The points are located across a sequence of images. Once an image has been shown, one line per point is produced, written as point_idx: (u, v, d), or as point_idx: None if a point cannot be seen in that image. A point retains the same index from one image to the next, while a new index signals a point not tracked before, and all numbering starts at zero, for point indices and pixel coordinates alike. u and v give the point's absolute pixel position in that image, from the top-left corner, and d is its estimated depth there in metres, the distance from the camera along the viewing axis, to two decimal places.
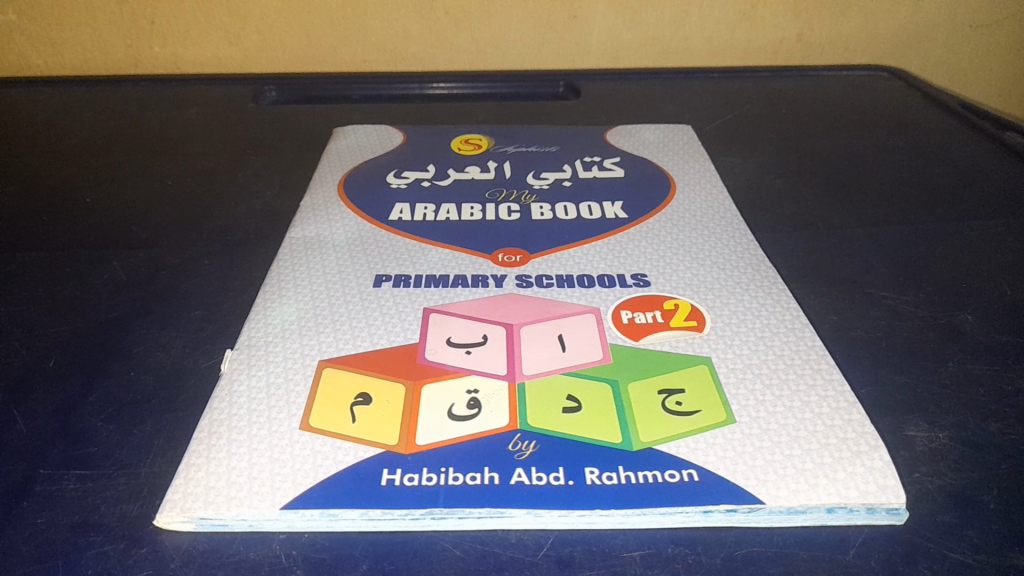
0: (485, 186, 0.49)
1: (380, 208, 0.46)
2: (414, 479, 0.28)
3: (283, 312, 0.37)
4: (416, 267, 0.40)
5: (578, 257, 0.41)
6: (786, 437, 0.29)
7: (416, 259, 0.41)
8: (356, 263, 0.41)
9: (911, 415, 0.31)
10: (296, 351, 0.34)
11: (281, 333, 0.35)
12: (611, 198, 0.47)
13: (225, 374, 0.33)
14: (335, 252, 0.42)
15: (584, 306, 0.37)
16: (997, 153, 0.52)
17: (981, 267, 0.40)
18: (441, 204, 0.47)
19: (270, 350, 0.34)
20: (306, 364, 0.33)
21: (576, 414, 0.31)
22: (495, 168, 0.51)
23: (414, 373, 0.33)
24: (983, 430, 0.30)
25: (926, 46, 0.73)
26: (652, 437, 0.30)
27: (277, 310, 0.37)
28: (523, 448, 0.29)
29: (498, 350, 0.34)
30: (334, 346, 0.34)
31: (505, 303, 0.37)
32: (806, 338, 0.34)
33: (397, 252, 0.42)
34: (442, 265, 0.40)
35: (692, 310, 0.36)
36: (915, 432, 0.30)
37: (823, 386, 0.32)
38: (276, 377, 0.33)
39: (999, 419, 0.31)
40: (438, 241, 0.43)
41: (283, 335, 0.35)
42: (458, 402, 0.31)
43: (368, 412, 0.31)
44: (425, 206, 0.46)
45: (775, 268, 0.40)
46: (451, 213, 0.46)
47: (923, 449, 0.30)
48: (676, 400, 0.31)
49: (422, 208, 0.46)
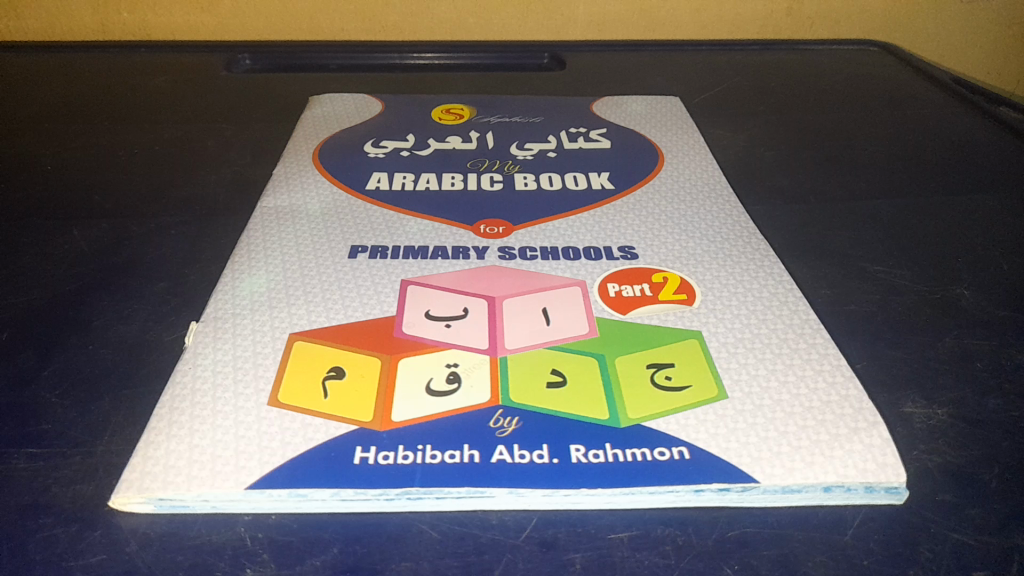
0: (467, 156, 0.47)
1: (356, 177, 0.44)
2: (388, 457, 0.26)
3: (252, 283, 0.35)
4: (394, 238, 0.38)
5: (563, 229, 0.39)
6: (781, 414, 0.28)
7: (393, 230, 0.39)
8: (330, 233, 0.39)
9: (908, 391, 0.30)
10: (265, 323, 0.32)
11: (250, 305, 0.33)
12: (598, 169, 0.45)
13: (188, 348, 0.31)
14: (308, 222, 0.40)
15: (569, 278, 0.35)
16: (991, 128, 0.51)
17: (977, 240, 0.39)
18: (421, 174, 0.45)
19: (237, 322, 0.32)
20: (276, 337, 0.32)
21: (561, 389, 0.29)
22: (477, 138, 0.49)
23: (390, 347, 0.31)
24: (984, 406, 0.29)
25: (916, 23, 0.72)
26: (640, 413, 0.28)
27: (246, 281, 0.35)
28: (505, 424, 0.28)
29: (479, 323, 0.33)
30: (305, 319, 0.33)
31: (487, 275, 0.36)
32: (800, 312, 0.33)
33: (374, 222, 0.40)
34: (421, 236, 0.39)
35: (682, 283, 0.35)
36: (913, 408, 0.29)
37: (818, 361, 0.30)
38: (243, 351, 0.31)
39: (998, 395, 0.30)
40: (417, 211, 0.41)
41: (252, 307, 0.33)
42: (436, 377, 0.30)
43: (341, 387, 0.29)
44: (404, 175, 0.44)
45: (767, 240, 0.39)
46: (430, 182, 0.44)
47: (922, 426, 0.28)
48: (666, 375, 0.30)
49: (400, 178, 0.44)
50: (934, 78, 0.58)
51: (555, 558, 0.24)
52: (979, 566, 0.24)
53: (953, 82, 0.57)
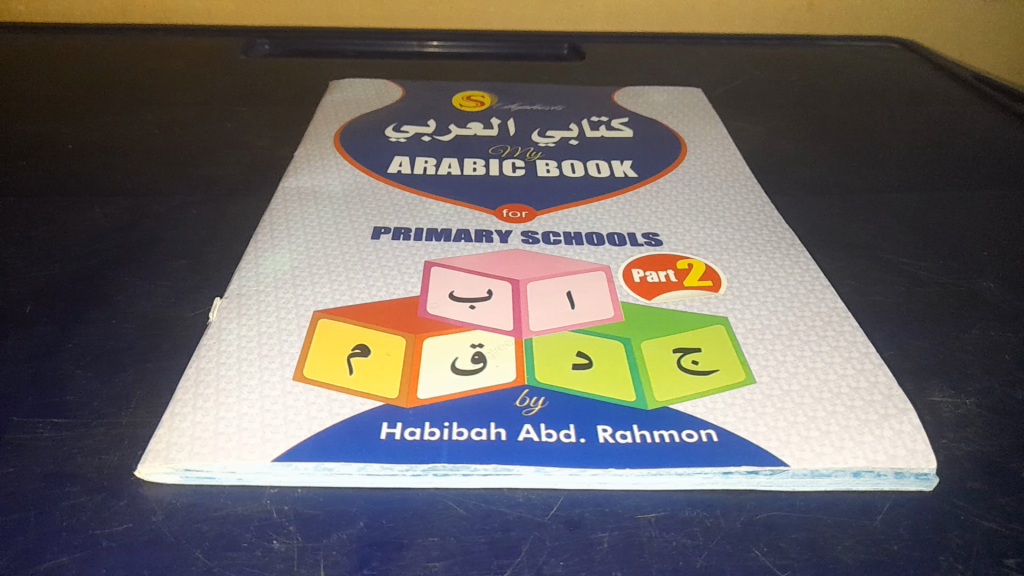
0: (488, 142, 0.47)
1: (378, 160, 0.44)
2: (415, 434, 0.26)
3: (275, 261, 0.35)
4: (416, 219, 0.38)
5: (585, 215, 0.39)
6: (810, 399, 0.28)
7: (416, 212, 0.39)
8: (352, 214, 0.39)
9: (935, 380, 0.30)
10: (289, 300, 0.32)
11: (274, 282, 0.33)
12: (620, 157, 0.45)
13: (212, 322, 0.31)
14: (331, 202, 0.40)
15: (593, 263, 0.35)
16: (1014, 124, 0.50)
17: (1002, 234, 0.39)
18: (442, 159, 0.45)
19: (261, 299, 0.32)
20: (300, 314, 0.31)
21: (586, 371, 0.29)
22: (498, 124, 0.49)
23: (415, 326, 0.31)
24: (1012, 396, 0.29)
25: (933, 23, 0.72)
26: (666, 396, 0.28)
27: (269, 259, 0.35)
28: (532, 404, 0.28)
29: (503, 305, 0.32)
30: (329, 296, 0.33)
31: (511, 259, 0.36)
32: (828, 300, 0.33)
33: (396, 204, 0.40)
34: (444, 219, 0.39)
35: (707, 270, 0.35)
36: (941, 398, 0.29)
37: (847, 348, 0.30)
38: (267, 327, 0.31)
39: None
40: (439, 194, 0.41)
41: (276, 284, 0.33)
42: (461, 356, 0.30)
43: (366, 364, 0.29)
44: (426, 159, 0.44)
45: (791, 229, 0.38)
46: (452, 167, 0.44)
47: (950, 415, 0.28)
48: (692, 359, 0.30)
49: (422, 162, 0.44)
50: (956, 75, 0.58)
51: (582, 536, 0.24)
52: (1009, 553, 0.24)
53: (974, 79, 0.57)
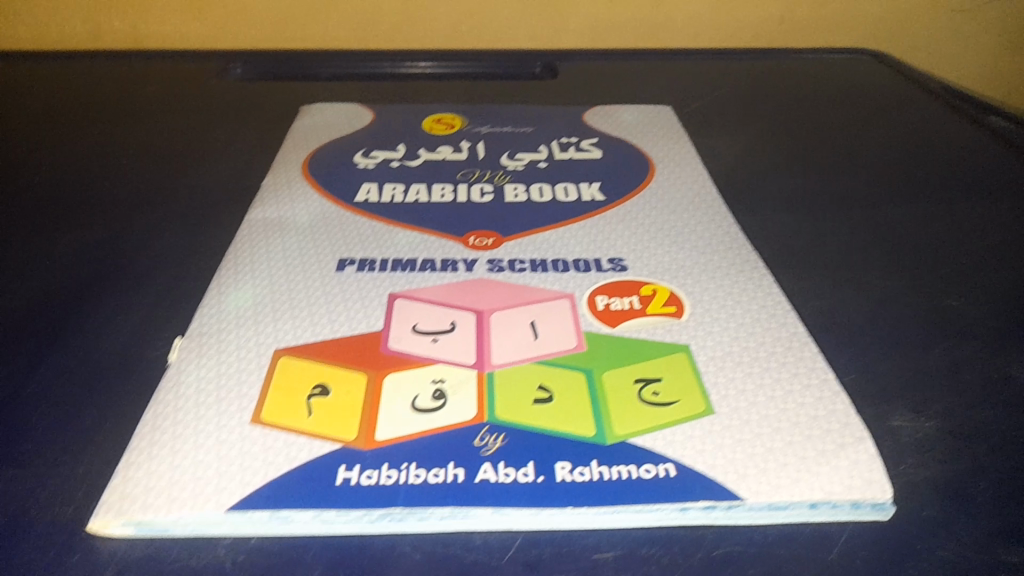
0: (457, 166, 0.47)
1: (345, 188, 0.44)
2: (372, 477, 0.26)
3: (238, 298, 0.35)
4: (382, 249, 0.38)
5: (552, 241, 0.39)
6: (768, 429, 0.28)
7: (381, 242, 0.39)
8: (317, 246, 0.38)
9: (896, 403, 0.30)
10: (251, 339, 0.32)
11: (236, 320, 0.33)
12: (588, 180, 0.45)
13: (172, 364, 0.31)
14: (296, 233, 0.39)
15: (558, 291, 0.35)
16: (983, 136, 0.51)
17: (967, 249, 0.39)
18: (410, 185, 0.45)
19: (223, 338, 0.32)
20: (261, 353, 0.31)
21: (547, 406, 0.29)
22: (468, 148, 0.49)
23: (376, 364, 0.31)
24: (971, 417, 0.29)
25: (906, 32, 0.72)
26: (626, 429, 0.28)
27: (232, 296, 0.35)
28: (491, 442, 0.28)
29: (466, 338, 0.32)
30: (290, 333, 0.32)
31: (476, 289, 0.35)
32: (789, 326, 0.33)
33: (362, 234, 0.40)
34: (410, 248, 0.38)
35: (670, 295, 0.35)
36: (901, 421, 0.29)
37: (806, 376, 0.30)
38: (227, 367, 0.31)
39: (988, 409, 0.30)
40: (406, 222, 0.41)
41: (238, 322, 0.33)
42: (422, 394, 0.30)
43: (325, 404, 0.29)
44: (394, 186, 0.44)
45: (756, 251, 0.39)
46: (420, 194, 0.43)
47: (909, 439, 0.28)
48: (653, 390, 0.30)
49: (390, 189, 0.44)
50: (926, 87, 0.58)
51: None
52: None
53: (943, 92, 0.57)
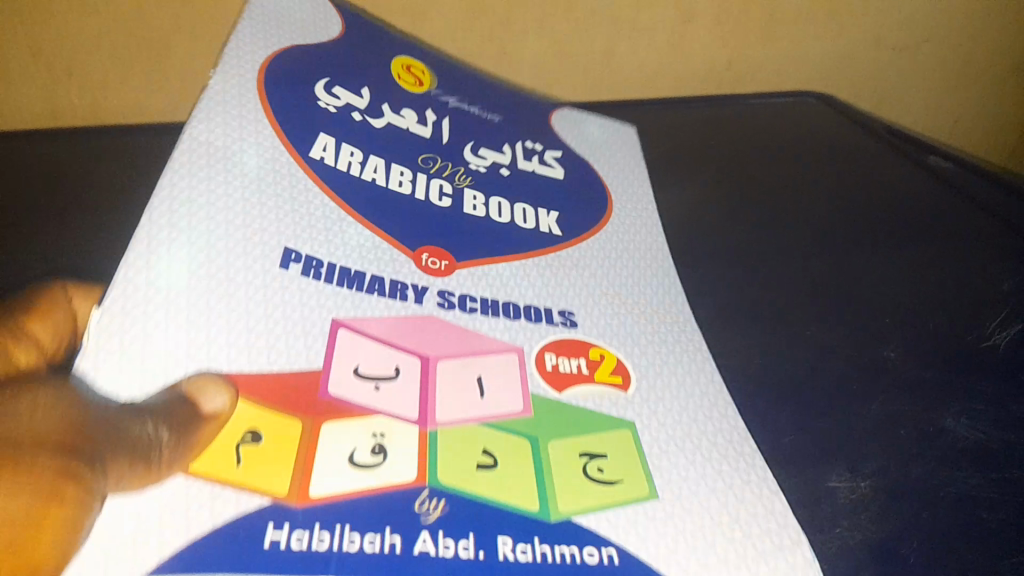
0: (419, 146, 0.43)
1: (303, 127, 0.39)
2: (303, 539, 0.24)
3: (168, 264, 0.30)
4: (331, 249, 0.35)
5: (505, 276, 0.38)
6: (710, 522, 0.28)
7: (332, 232, 0.36)
8: (267, 208, 0.35)
9: (832, 464, 0.32)
10: (179, 332, 0.29)
11: (166, 299, 0.29)
12: (547, 207, 0.44)
13: (85, 355, 0.27)
14: (241, 186, 0.35)
15: (507, 343, 0.35)
16: (931, 183, 0.53)
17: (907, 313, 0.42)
18: (369, 156, 0.40)
19: (147, 321, 0.28)
20: (191, 355, 0.28)
21: (489, 472, 0.28)
22: (434, 122, 0.45)
23: (312, 408, 0.29)
24: (908, 474, 0.32)
25: (895, 76, 0.64)
26: (570, 507, 0.27)
27: (163, 258, 0.30)
28: (431, 509, 0.26)
29: (411, 388, 0.31)
30: (223, 334, 0.29)
31: (424, 327, 0.34)
32: (729, 415, 0.33)
33: (313, 212, 0.36)
34: (362, 251, 0.36)
35: (617, 364, 0.35)
36: (838, 481, 0.32)
37: (745, 472, 0.30)
38: (152, 366, 0.27)
39: (909, 517, 0.31)
40: (361, 210, 0.38)
41: (167, 303, 0.29)
42: (360, 448, 0.28)
43: (256, 454, 0.27)
44: (351, 150, 0.40)
45: (697, 326, 0.39)
46: (377, 175, 0.40)
47: (846, 500, 0.31)
48: (598, 467, 0.29)
49: (347, 154, 0.40)
50: (873, 132, 0.59)
51: None
52: None
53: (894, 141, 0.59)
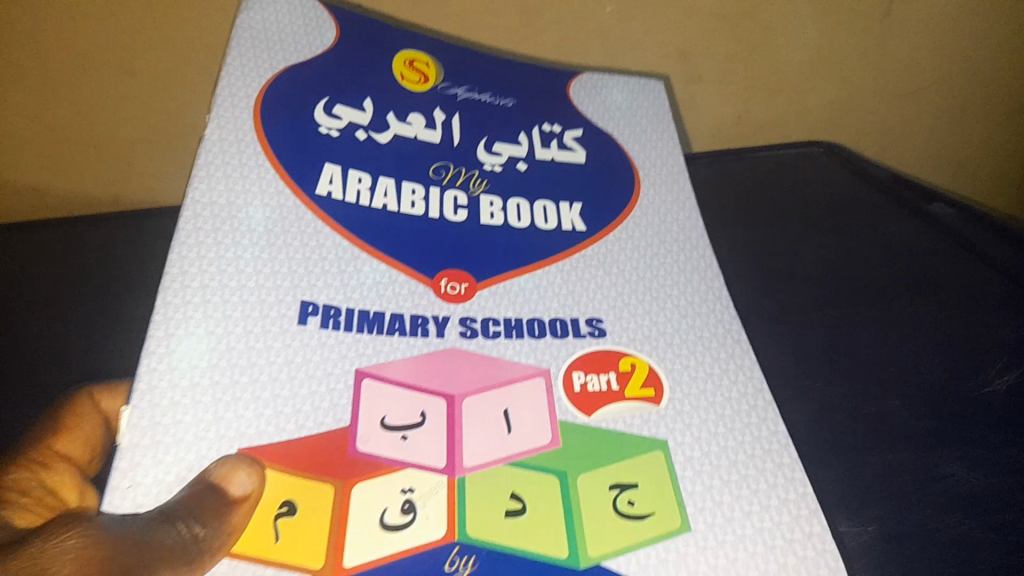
0: (431, 155, 0.42)
1: (309, 164, 0.39)
2: None
3: (190, 349, 0.31)
4: (347, 293, 0.35)
5: (527, 288, 0.38)
6: (743, 554, 0.28)
7: (347, 275, 0.36)
8: (282, 265, 0.35)
9: (840, 510, 0.32)
10: (207, 415, 0.30)
11: (191, 383, 0.30)
12: (569, 199, 0.43)
13: (121, 454, 0.28)
14: (252, 241, 0.35)
15: (533, 367, 0.34)
16: (936, 239, 0.47)
17: (907, 351, 0.39)
18: (379, 179, 0.40)
19: (175, 409, 0.30)
20: (218, 433, 0.29)
21: (519, 519, 0.28)
22: (443, 123, 0.44)
23: (341, 470, 0.29)
24: (907, 519, 0.32)
25: (909, 126, 0.57)
26: (600, 551, 0.28)
27: (184, 344, 0.31)
28: (462, 568, 0.27)
29: (437, 433, 0.31)
30: (247, 407, 0.30)
31: (446, 363, 0.34)
32: (766, 421, 0.32)
33: (327, 255, 0.36)
34: (379, 289, 0.36)
35: (649, 373, 0.34)
36: (846, 527, 0.31)
37: (783, 487, 0.30)
38: (184, 452, 0.29)
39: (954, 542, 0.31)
40: (375, 243, 0.38)
41: (192, 387, 0.30)
42: (391, 507, 0.28)
43: (292, 527, 0.28)
44: (361, 177, 0.40)
45: (735, 315, 0.37)
46: (389, 199, 0.40)
47: (853, 544, 0.31)
48: (629, 500, 0.29)
49: (356, 183, 0.39)
50: (872, 179, 0.52)
51: None
52: None
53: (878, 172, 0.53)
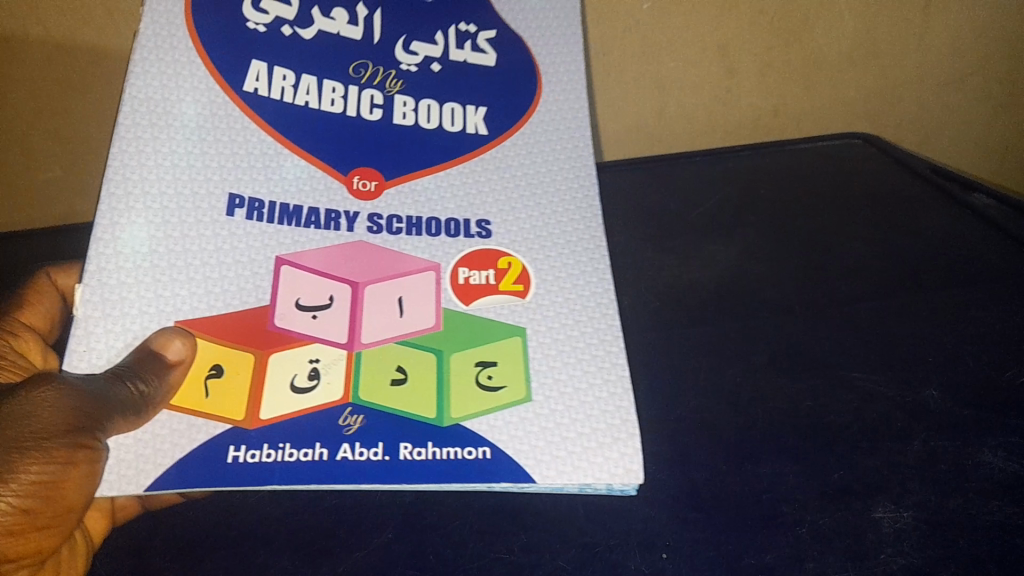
0: (353, 51, 0.45)
1: (234, 60, 0.42)
2: (255, 455, 0.34)
3: (132, 236, 0.37)
4: (270, 187, 0.41)
5: (430, 189, 0.44)
6: (567, 421, 0.37)
7: (269, 171, 0.41)
8: (211, 161, 0.40)
9: (878, 495, 0.35)
10: (149, 295, 0.36)
11: (135, 266, 0.37)
12: (476, 103, 0.47)
13: (79, 324, 0.35)
14: (182, 135, 0.40)
15: (426, 262, 0.41)
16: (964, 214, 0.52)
17: (899, 335, 0.43)
18: (301, 76, 0.44)
19: (122, 287, 0.36)
20: (160, 309, 0.36)
21: (402, 387, 0.36)
22: (365, 20, 0.47)
23: (261, 342, 0.36)
24: (942, 506, 0.34)
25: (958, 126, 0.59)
26: (461, 413, 0.36)
27: (127, 231, 0.37)
28: (352, 422, 0.35)
29: (341, 314, 0.38)
30: (183, 288, 0.37)
31: (354, 255, 0.40)
32: (609, 317, 0.40)
33: (251, 149, 0.41)
34: (297, 185, 0.41)
35: (522, 272, 0.41)
36: (883, 513, 0.34)
37: (607, 371, 0.38)
38: (132, 325, 0.36)
39: (755, 423, 0.38)
40: (294, 140, 0.42)
41: (137, 270, 0.37)
42: (299, 373, 0.36)
43: (220, 386, 0.35)
44: (283, 73, 0.43)
45: (602, 224, 0.44)
46: (310, 96, 0.44)
47: (888, 530, 0.34)
48: (488, 374, 0.37)
49: (279, 79, 0.43)
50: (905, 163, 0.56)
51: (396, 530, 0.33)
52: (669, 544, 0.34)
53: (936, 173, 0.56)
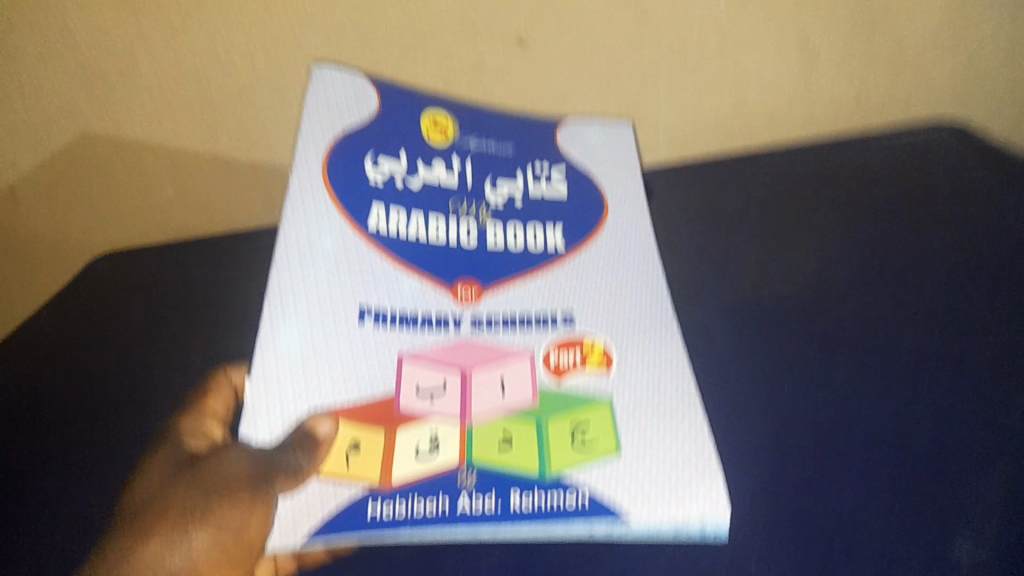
0: (450, 193, 0.56)
1: (359, 206, 0.53)
2: (391, 506, 0.40)
3: (287, 342, 0.46)
4: (390, 301, 0.49)
5: (522, 294, 0.51)
6: (655, 467, 0.43)
7: (389, 288, 0.50)
8: (344, 286, 0.49)
9: (956, 531, 0.41)
10: (300, 389, 0.44)
11: (289, 366, 0.45)
12: (553, 222, 0.56)
13: (249, 409, 0.43)
14: (322, 265, 0.50)
15: (522, 351, 0.48)
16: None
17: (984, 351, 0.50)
18: (411, 212, 0.54)
19: (280, 383, 0.44)
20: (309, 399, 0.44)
21: (508, 449, 0.43)
22: (459, 168, 0.57)
23: (389, 421, 0.43)
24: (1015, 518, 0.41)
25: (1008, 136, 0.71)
26: (560, 466, 0.42)
27: (282, 338, 0.46)
28: (468, 477, 0.42)
29: (455, 395, 0.45)
30: (328, 381, 0.45)
31: (461, 349, 0.48)
32: (684, 383, 0.47)
33: (374, 274, 0.50)
34: (412, 299, 0.49)
35: (604, 352, 0.48)
36: (961, 546, 0.40)
37: (687, 426, 0.45)
38: (288, 412, 0.43)
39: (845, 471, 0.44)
40: (408, 263, 0.51)
41: (291, 368, 0.45)
42: (422, 442, 0.43)
43: (358, 457, 0.42)
44: (398, 211, 0.54)
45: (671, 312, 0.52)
46: (419, 227, 0.53)
47: (970, 562, 0.39)
48: (581, 435, 0.44)
49: (394, 216, 0.53)
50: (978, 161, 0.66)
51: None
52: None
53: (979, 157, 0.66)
